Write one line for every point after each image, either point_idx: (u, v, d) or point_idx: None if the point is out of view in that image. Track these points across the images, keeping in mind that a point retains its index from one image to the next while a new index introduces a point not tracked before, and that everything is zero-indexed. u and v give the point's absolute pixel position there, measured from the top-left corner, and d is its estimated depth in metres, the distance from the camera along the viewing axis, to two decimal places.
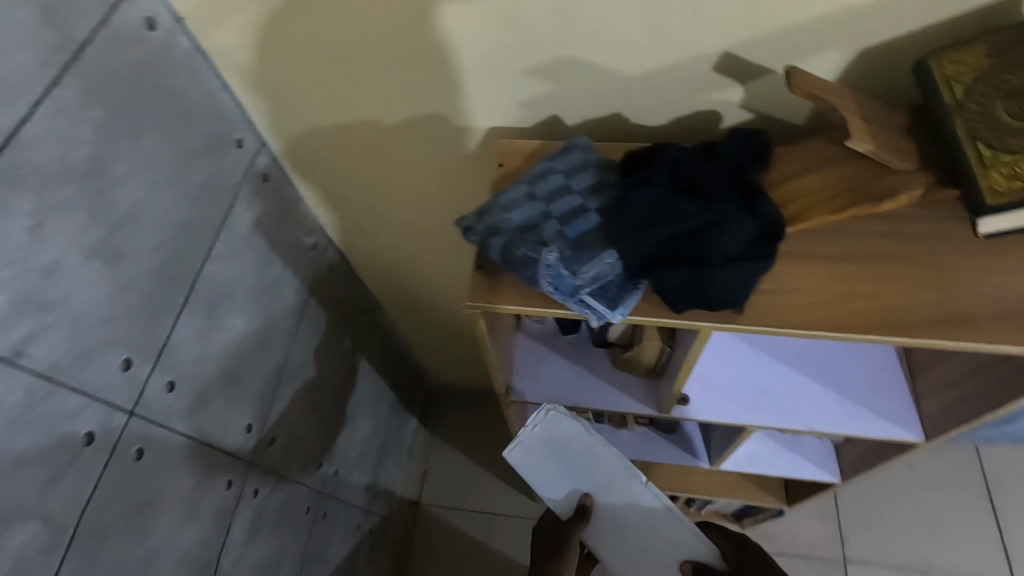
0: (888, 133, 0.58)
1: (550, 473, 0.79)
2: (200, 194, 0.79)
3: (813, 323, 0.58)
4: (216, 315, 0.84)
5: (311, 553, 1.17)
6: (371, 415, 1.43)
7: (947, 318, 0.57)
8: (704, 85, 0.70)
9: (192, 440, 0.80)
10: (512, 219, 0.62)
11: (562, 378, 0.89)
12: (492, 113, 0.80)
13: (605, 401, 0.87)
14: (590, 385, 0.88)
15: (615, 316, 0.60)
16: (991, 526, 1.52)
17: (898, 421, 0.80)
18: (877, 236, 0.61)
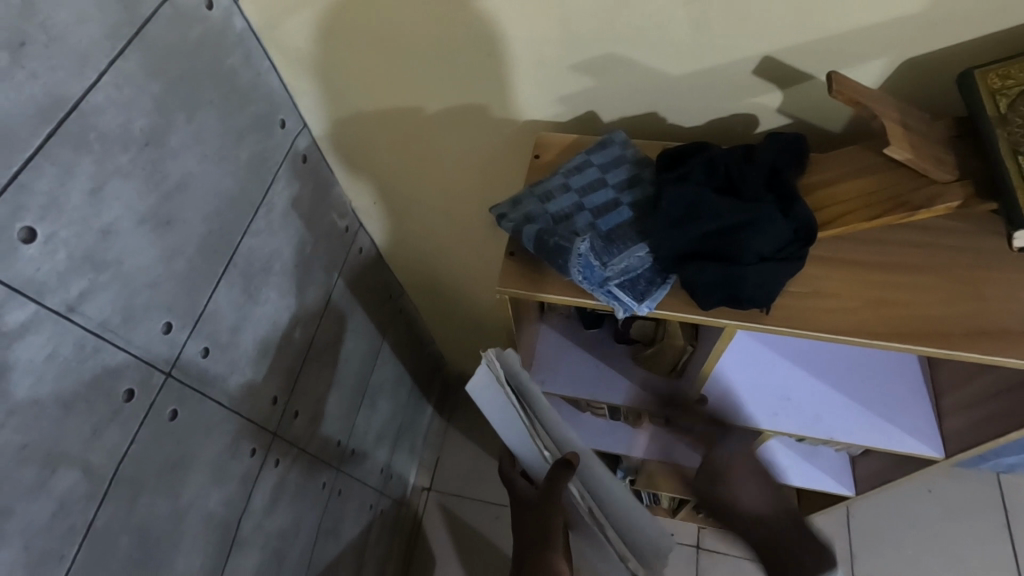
0: (929, 143, 0.57)
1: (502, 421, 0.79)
2: (244, 170, 0.82)
3: (843, 328, 0.58)
4: (252, 288, 0.87)
5: (325, 527, 1.20)
6: (390, 398, 1.46)
7: (983, 332, 0.56)
8: (744, 88, 0.71)
9: (222, 406, 0.83)
10: (546, 209, 0.63)
11: (584, 369, 0.90)
12: (530, 105, 0.81)
13: (624, 395, 0.88)
14: (610, 379, 0.89)
15: (642, 308, 0.60)
16: (1006, 555, 1.49)
17: (920, 437, 0.79)
18: (912, 247, 0.61)
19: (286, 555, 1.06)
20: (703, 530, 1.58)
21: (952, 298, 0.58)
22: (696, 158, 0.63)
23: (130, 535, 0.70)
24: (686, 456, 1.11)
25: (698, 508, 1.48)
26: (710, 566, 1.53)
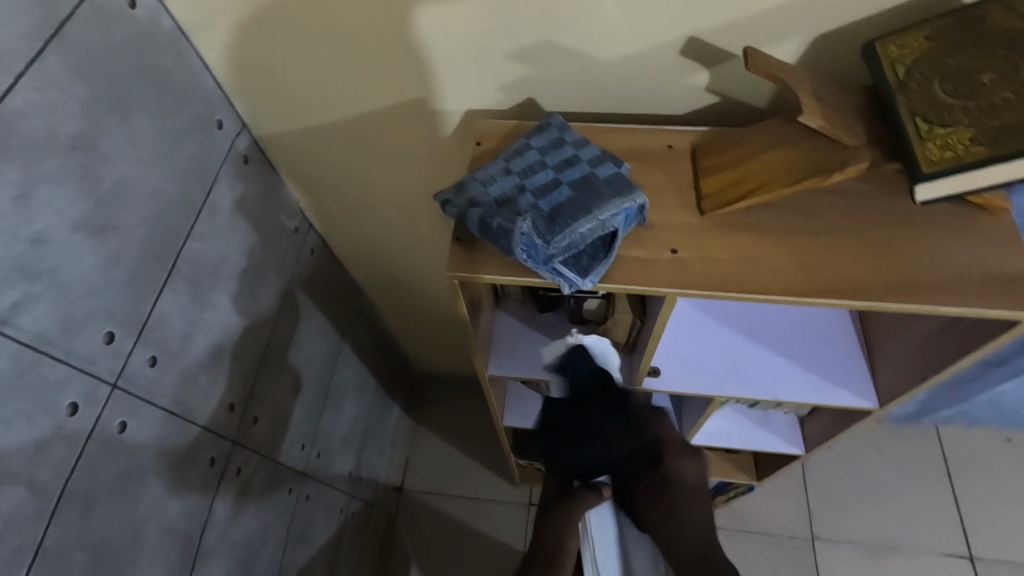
0: (839, 111, 0.60)
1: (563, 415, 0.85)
2: (183, 174, 0.80)
3: (774, 288, 0.60)
4: (201, 293, 0.86)
5: (295, 533, 1.18)
6: (355, 399, 1.45)
7: (898, 283, 0.59)
8: (673, 69, 0.74)
9: (175, 415, 0.82)
10: (488, 192, 0.63)
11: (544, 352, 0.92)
12: (471, 95, 0.82)
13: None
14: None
15: (586, 283, 0.61)
16: (948, 502, 1.60)
17: (857, 391, 0.84)
18: (831, 209, 0.63)
19: (255, 563, 1.04)
20: None
21: (869, 254, 0.61)
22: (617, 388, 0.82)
23: (86, 552, 0.68)
24: None
25: None
26: None
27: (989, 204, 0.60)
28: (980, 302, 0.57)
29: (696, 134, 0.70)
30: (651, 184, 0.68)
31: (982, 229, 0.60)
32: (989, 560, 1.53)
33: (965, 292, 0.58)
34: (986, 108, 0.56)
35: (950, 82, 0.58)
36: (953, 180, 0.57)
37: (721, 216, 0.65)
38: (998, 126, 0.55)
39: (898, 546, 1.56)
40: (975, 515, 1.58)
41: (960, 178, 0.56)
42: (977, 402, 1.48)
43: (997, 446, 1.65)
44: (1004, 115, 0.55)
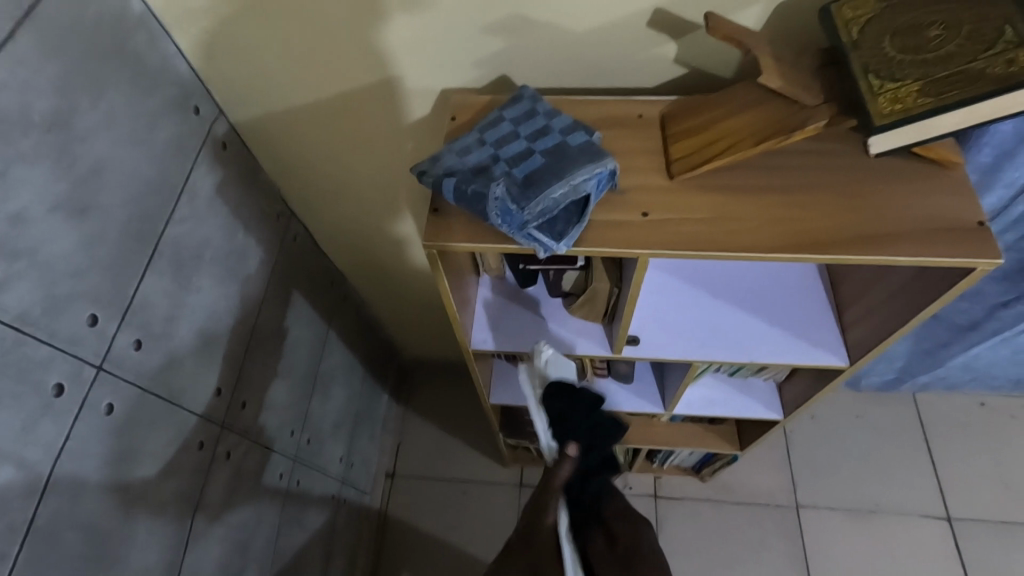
0: (797, 72, 0.63)
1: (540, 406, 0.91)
2: (161, 158, 0.81)
3: (742, 245, 0.62)
4: (184, 277, 0.86)
5: (288, 518, 1.19)
6: (344, 386, 1.46)
7: (859, 237, 0.61)
8: (642, 40, 0.75)
9: (163, 398, 0.82)
10: (464, 161, 0.65)
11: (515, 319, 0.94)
12: (445, 71, 0.83)
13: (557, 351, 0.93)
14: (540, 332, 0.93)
15: (561, 248, 0.63)
16: (927, 466, 1.65)
17: (829, 349, 0.87)
18: (795, 169, 0.66)
19: (249, 548, 1.05)
20: (660, 480, 1.66)
21: (831, 211, 0.63)
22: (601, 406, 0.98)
23: (77, 532, 0.69)
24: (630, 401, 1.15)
25: (652, 456, 1.56)
26: (669, 511, 1.62)
27: (941, 159, 0.63)
28: (937, 252, 0.59)
29: (664, 103, 0.72)
30: (623, 150, 0.69)
31: (936, 183, 0.63)
32: (967, 519, 1.58)
33: (925, 242, 0.60)
34: (933, 59, 0.58)
35: (900, 39, 0.60)
36: (906, 131, 0.59)
37: (690, 179, 0.67)
38: (944, 76, 0.57)
39: (879, 509, 1.60)
40: (953, 477, 1.63)
41: (910, 129, 0.58)
42: (951, 367, 1.52)
43: (973, 411, 1.70)
44: (947, 66, 0.58)
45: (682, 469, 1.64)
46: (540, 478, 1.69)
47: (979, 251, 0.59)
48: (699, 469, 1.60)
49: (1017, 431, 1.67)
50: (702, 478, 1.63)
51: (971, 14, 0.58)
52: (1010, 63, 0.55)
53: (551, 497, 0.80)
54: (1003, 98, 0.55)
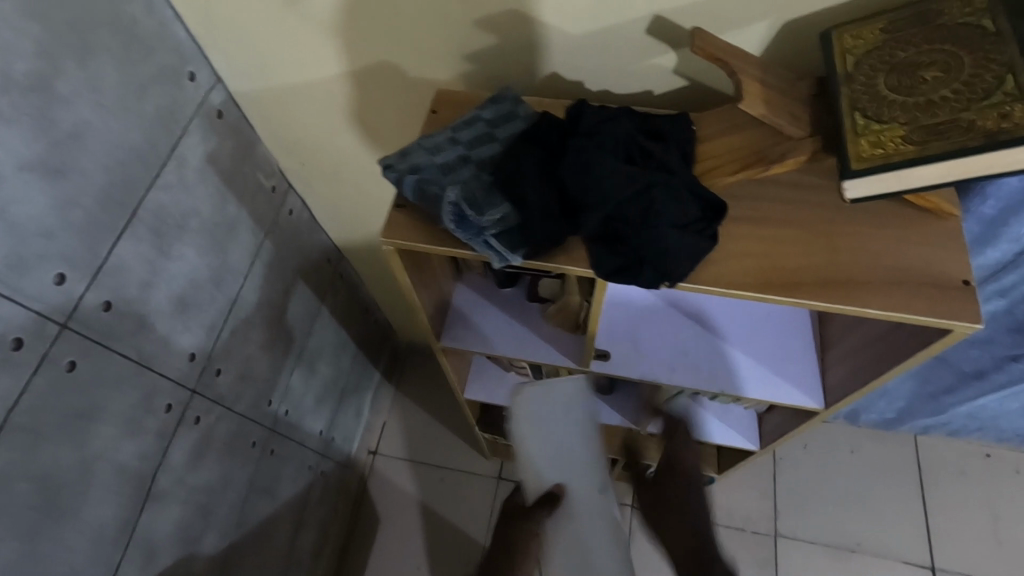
0: (784, 100, 0.60)
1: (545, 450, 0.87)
2: (150, 123, 0.81)
3: (710, 279, 0.59)
4: (164, 243, 0.87)
5: (258, 486, 1.21)
6: (332, 362, 1.47)
7: (834, 282, 0.57)
8: (638, 49, 0.73)
9: (133, 360, 0.83)
10: (430, 160, 0.62)
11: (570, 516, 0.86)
12: (437, 59, 0.82)
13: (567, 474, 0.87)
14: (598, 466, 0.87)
15: (516, 259, 0.60)
16: (919, 512, 1.59)
17: (804, 389, 0.84)
18: (776, 201, 0.62)
19: (214, 511, 1.07)
20: None
21: (809, 251, 0.59)
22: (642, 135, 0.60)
23: (29, 483, 0.71)
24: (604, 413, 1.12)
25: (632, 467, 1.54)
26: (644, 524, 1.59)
27: (937, 207, 0.59)
28: (916, 307, 0.55)
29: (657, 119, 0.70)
30: None
31: (926, 233, 0.58)
32: (953, 572, 1.52)
33: (901, 296, 0.56)
34: (922, 104, 0.55)
35: (897, 76, 0.57)
36: (881, 179, 0.55)
37: None
38: (931, 124, 0.53)
39: (861, 549, 1.56)
40: (945, 527, 1.57)
41: (886, 177, 0.55)
42: (956, 414, 1.46)
43: (976, 461, 1.63)
44: (937, 113, 0.54)
45: None
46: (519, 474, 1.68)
47: (964, 313, 0.55)
48: None
49: (1020, 486, 1.60)
50: None
51: (976, 58, 0.54)
52: (1003, 117, 0.51)
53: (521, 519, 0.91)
54: (988, 157, 0.50)
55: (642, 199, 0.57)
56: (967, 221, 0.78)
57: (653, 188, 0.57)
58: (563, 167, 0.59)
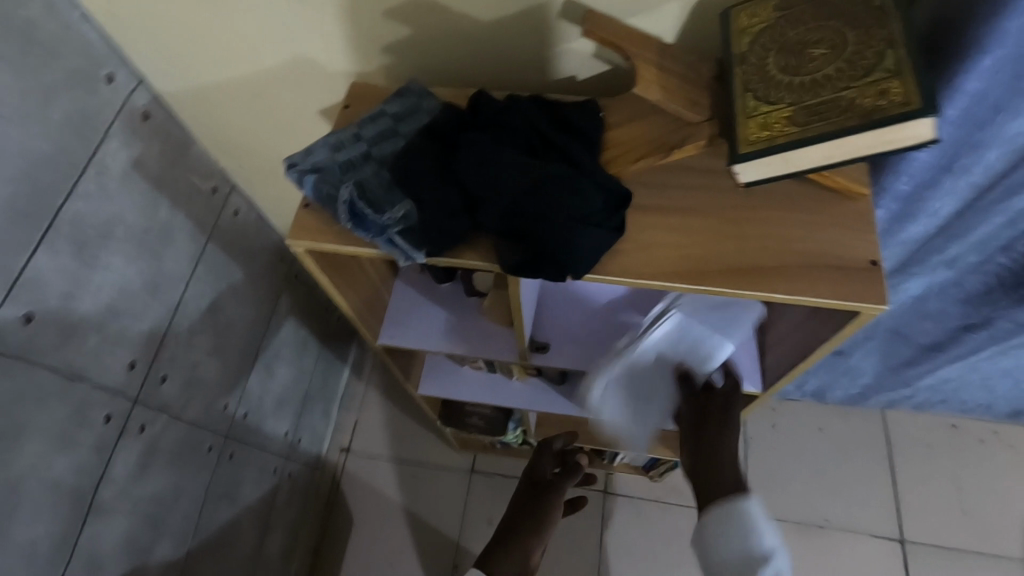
0: (682, 85, 0.60)
1: (671, 327, 0.83)
2: (61, 130, 0.79)
3: (614, 270, 0.58)
4: (88, 253, 0.85)
5: (215, 491, 1.20)
6: (292, 362, 1.46)
7: (739, 269, 0.57)
8: (553, 35, 0.72)
9: (61, 373, 0.82)
10: (334, 159, 0.61)
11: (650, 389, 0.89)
12: (355, 53, 0.81)
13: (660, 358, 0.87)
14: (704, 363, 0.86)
15: (421, 258, 0.58)
16: (886, 485, 1.60)
17: (744, 376, 0.87)
18: (683, 187, 0.61)
19: (166, 520, 1.06)
20: (611, 477, 1.63)
21: (715, 238, 0.58)
22: (540, 131, 0.60)
23: None
24: (558, 405, 1.11)
25: (601, 455, 1.54)
26: (616, 511, 1.60)
27: (845, 188, 0.58)
28: (817, 290, 0.55)
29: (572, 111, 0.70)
30: None
31: (830, 214, 0.58)
32: (921, 544, 1.53)
33: (811, 279, 0.56)
34: (808, 83, 0.55)
35: (786, 55, 0.57)
36: (770, 161, 0.55)
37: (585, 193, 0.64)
38: (815, 103, 0.53)
39: (829, 525, 1.57)
40: (912, 499, 1.58)
41: (773, 159, 0.55)
42: (919, 387, 1.46)
43: (943, 432, 1.65)
44: (821, 92, 0.54)
45: (632, 469, 1.61)
46: (491, 466, 1.68)
47: (866, 293, 0.54)
48: (648, 470, 1.58)
49: (986, 455, 1.61)
50: (652, 479, 1.60)
51: (861, 36, 0.54)
52: (882, 93, 0.51)
53: (551, 496, 0.98)
54: (870, 135, 0.51)
55: (540, 190, 0.56)
56: (884, 201, 0.80)
57: (551, 180, 0.56)
58: (458, 164, 0.58)
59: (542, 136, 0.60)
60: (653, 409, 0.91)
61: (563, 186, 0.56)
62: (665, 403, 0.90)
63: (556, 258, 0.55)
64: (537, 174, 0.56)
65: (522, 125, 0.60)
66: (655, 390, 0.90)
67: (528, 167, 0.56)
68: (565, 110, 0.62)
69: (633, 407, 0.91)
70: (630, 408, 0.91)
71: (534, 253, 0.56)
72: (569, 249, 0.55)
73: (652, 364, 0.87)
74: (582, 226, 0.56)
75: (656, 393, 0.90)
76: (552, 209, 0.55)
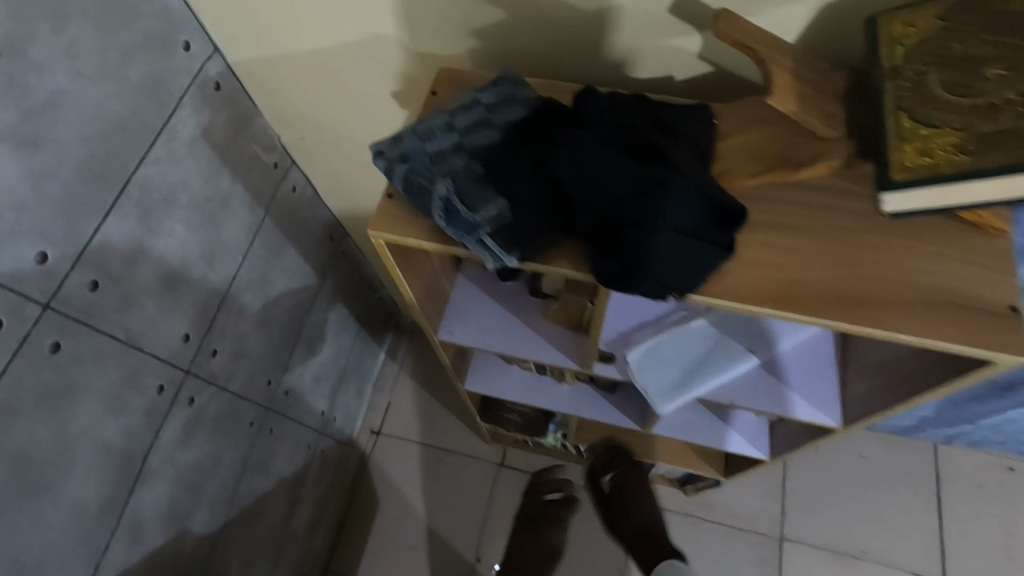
0: (818, 96, 0.58)
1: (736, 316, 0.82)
2: (135, 94, 0.77)
3: (724, 290, 0.55)
4: (153, 221, 0.84)
5: (253, 464, 1.20)
6: (333, 340, 1.45)
7: (856, 301, 0.55)
8: (659, 31, 0.68)
9: (120, 340, 0.82)
10: (422, 148, 0.58)
11: (687, 362, 0.81)
12: (442, 35, 0.78)
13: (717, 344, 0.81)
14: (750, 389, 0.82)
15: (511, 261, 0.55)
16: (931, 519, 1.53)
17: (819, 405, 0.80)
18: (801, 206, 0.59)
19: (204, 490, 1.06)
20: None
21: (832, 264, 0.56)
22: (648, 134, 0.55)
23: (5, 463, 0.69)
24: (607, 413, 1.07)
25: None
26: None
27: (983, 224, 0.56)
28: (941, 332, 0.53)
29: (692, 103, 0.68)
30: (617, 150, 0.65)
31: (962, 249, 0.56)
32: None
33: (933, 319, 0.53)
34: (980, 107, 0.52)
35: (949, 72, 0.54)
36: (924, 192, 0.54)
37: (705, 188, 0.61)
38: (989, 131, 0.51)
39: (866, 556, 1.51)
40: (958, 540, 1.51)
41: (933, 192, 0.53)
42: (981, 426, 1.39)
43: (997, 472, 1.57)
44: (997, 118, 0.51)
45: (664, 479, 1.57)
46: (520, 462, 1.66)
47: (994, 340, 0.52)
48: (681, 482, 1.54)
49: None
50: (684, 492, 1.56)
51: None
52: None
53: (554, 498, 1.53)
54: None
55: (648, 197, 0.50)
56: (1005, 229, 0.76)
57: (660, 187, 0.51)
58: (556, 160, 0.54)
59: (652, 141, 0.55)
60: (691, 371, 0.81)
61: (670, 194, 0.50)
62: (704, 372, 0.80)
63: (658, 274, 0.51)
64: (645, 180, 0.51)
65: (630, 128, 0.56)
66: (698, 358, 0.81)
67: (637, 173, 0.51)
68: (674, 113, 0.58)
69: (669, 362, 0.81)
70: (664, 365, 0.81)
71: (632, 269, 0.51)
72: (670, 269, 0.51)
73: (709, 332, 0.82)
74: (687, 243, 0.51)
75: (698, 359, 0.81)
76: (657, 221, 0.50)
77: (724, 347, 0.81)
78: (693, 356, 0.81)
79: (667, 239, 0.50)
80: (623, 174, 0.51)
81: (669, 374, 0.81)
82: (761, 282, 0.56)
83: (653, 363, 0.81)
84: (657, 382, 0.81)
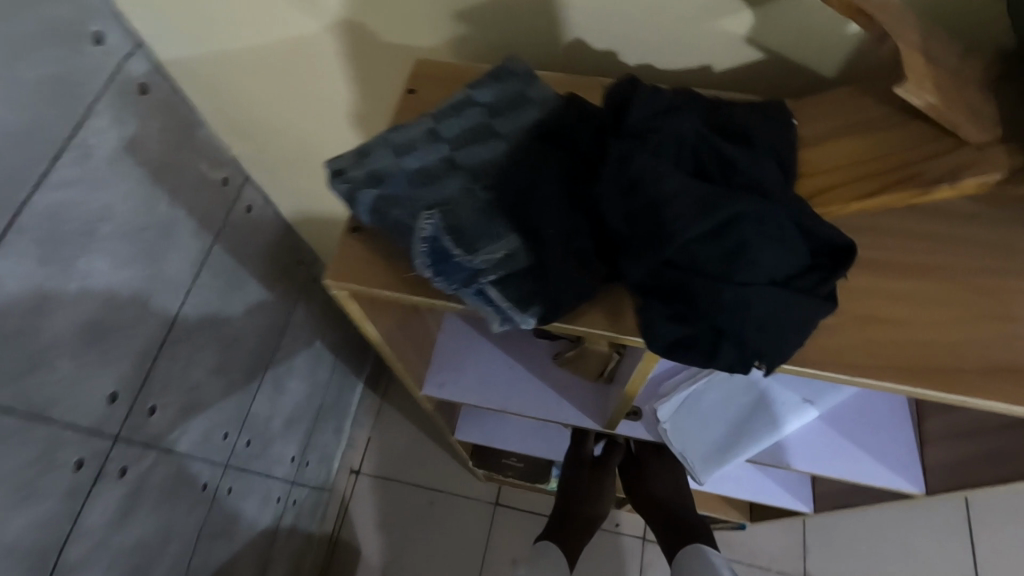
0: (959, 87, 0.47)
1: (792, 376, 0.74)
2: (27, 99, 0.60)
3: (837, 356, 0.50)
4: (60, 258, 0.66)
5: (211, 532, 1.02)
6: (306, 377, 1.27)
7: (1011, 372, 0.48)
8: (700, 11, 0.54)
9: (17, 412, 0.64)
10: (400, 165, 0.49)
11: (724, 422, 0.75)
12: (424, 21, 0.63)
13: (765, 404, 0.73)
14: (812, 446, 0.76)
15: (524, 320, 0.46)
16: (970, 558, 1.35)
17: (896, 468, 0.73)
18: (921, 240, 0.54)
19: (149, 573, 0.88)
20: None
21: (964, 321, 0.50)
22: (706, 150, 0.46)
23: None
24: None
25: None
26: None
27: None
28: None
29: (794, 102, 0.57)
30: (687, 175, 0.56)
31: None
32: None
33: None
34: None
35: None
36: None
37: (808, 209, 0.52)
38: None
39: None
40: None
41: None
42: None
43: None
44: None
45: None
46: (519, 502, 1.50)
47: None
48: None
49: None
50: None
51: None
52: None
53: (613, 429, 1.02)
54: None
55: (724, 236, 0.42)
56: None
57: (739, 224, 0.42)
58: (601, 189, 0.45)
59: (722, 156, 0.46)
60: (729, 432, 0.75)
61: (751, 228, 0.42)
62: (741, 435, 0.74)
63: (736, 339, 0.43)
64: (720, 212, 0.42)
65: (691, 140, 0.46)
66: (738, 418, 0.74)
67: (711, 204, 0.42)
68: (742, 118, 0.49)
69: (705, 421, 0.75)
70: (703, 424, 0.75)
71: (698, 334, 0.44)
72: (748, 334, 0.43)
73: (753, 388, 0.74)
74: (774, 298, 0.42)
75: (737, 419, 0.74)
76: (732, 270, 0.42)
77: (768, 405, 0.73)
78: (731, 414, 0.75)
79: (747, 295, 0.42)
80: (688, 206, 0.42)
81: (706, 435, 0.75)
82: (882, 344, 0.50)
83: (692, 420, 0.75)
84: (694, 442, 0.75)
